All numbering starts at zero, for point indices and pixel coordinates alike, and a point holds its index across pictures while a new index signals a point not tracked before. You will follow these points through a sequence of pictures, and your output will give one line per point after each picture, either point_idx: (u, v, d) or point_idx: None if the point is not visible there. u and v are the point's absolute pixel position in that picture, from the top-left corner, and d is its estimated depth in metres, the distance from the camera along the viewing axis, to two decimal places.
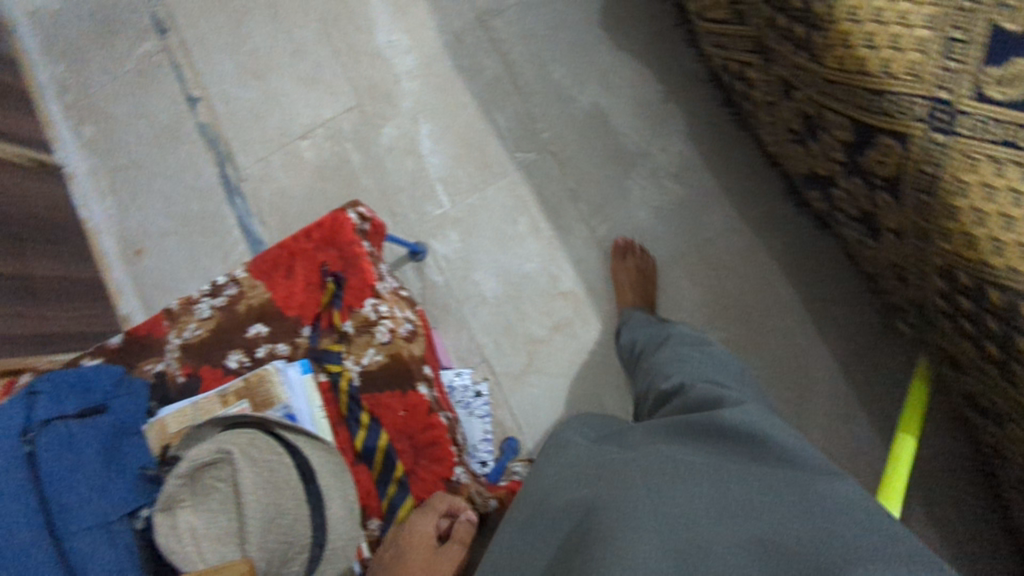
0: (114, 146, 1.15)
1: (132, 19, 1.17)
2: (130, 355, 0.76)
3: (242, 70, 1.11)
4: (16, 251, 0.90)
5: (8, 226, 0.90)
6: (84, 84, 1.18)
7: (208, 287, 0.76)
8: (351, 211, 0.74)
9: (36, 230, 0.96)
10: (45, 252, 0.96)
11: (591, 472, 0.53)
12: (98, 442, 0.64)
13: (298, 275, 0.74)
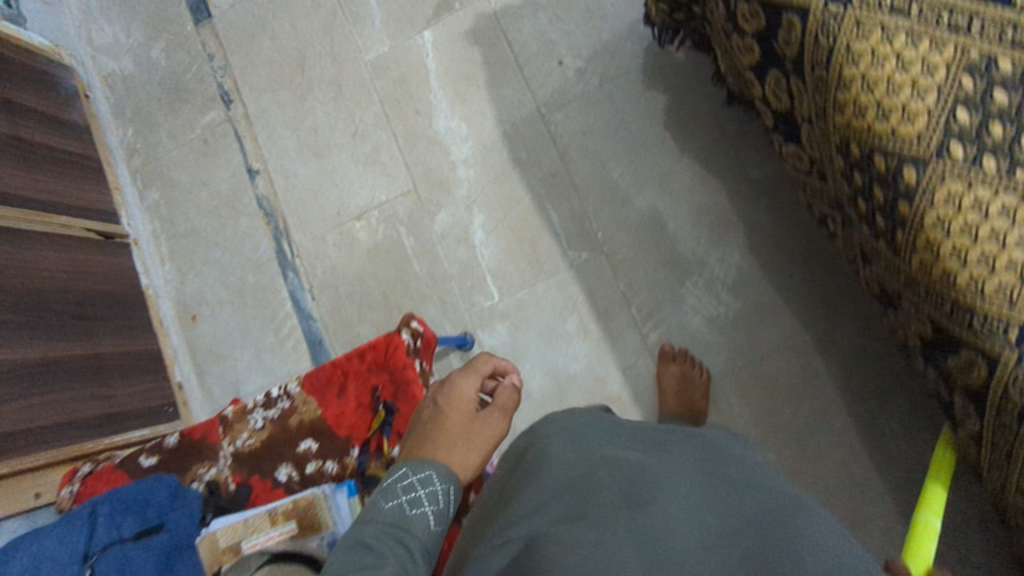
0: (176, 212, 1.18)
1: (199, 87, 1.19)
2: (185, 458, 0.78)
3: (303, 146, 1.13)
4: (85, 333, 0.94)
5: (76, 307, 0.94)
6: (150, 148, 1.20)
7: (262, 397, 0.79)
8: (404, 331, 0.74)
9: (104, 307, 1.00)
10: (112, 328, 1.00)
11: (582, 478, 0.52)
12: (155, 562, 0.65)
13: (350, 395, 0.75)
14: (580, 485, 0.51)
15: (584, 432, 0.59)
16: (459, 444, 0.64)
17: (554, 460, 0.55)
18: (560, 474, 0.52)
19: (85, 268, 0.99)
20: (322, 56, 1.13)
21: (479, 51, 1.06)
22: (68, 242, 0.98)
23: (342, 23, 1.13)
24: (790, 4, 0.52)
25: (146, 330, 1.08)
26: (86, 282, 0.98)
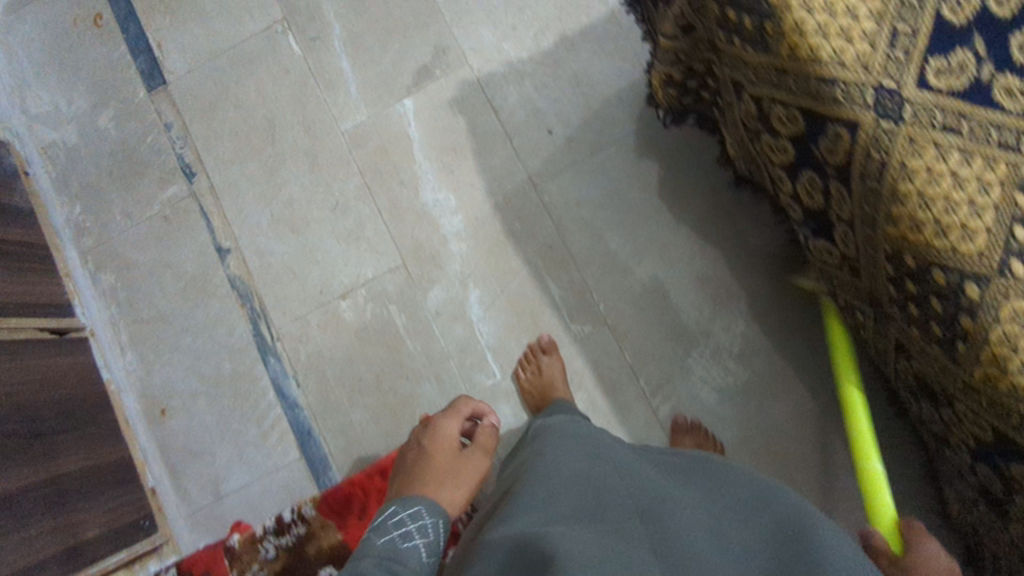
0: (136, 297, 1.08)
1: (157, 160, 1.10)
2: None
3: (278, 223, 1.05)
4: (47, 454, 0.84)
5: (32, 422, 0.84)
6: (102, 227, 1.10)
7: (272, 527, 0.96)
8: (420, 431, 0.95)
9: (65, 417, 0.90)
10: (74, 442, 0.90)
11: (593, 495, 0.57)
12: None
13: (367, 510, 0.93)
14: (591, 492, 0.57)
15: (593, 452, 0.64)
16: (444, 480, 0.85)
17: (565, 477, 0.59)
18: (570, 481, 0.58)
19: (40, 378, 0.89)
20: (293, 125, 1.06)
21: (464, 121, 1.02)
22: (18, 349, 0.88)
23: (314, 91, 1.06)
24: (837, 117, 0.52)
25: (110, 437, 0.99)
26: (44, 393, 0.88)
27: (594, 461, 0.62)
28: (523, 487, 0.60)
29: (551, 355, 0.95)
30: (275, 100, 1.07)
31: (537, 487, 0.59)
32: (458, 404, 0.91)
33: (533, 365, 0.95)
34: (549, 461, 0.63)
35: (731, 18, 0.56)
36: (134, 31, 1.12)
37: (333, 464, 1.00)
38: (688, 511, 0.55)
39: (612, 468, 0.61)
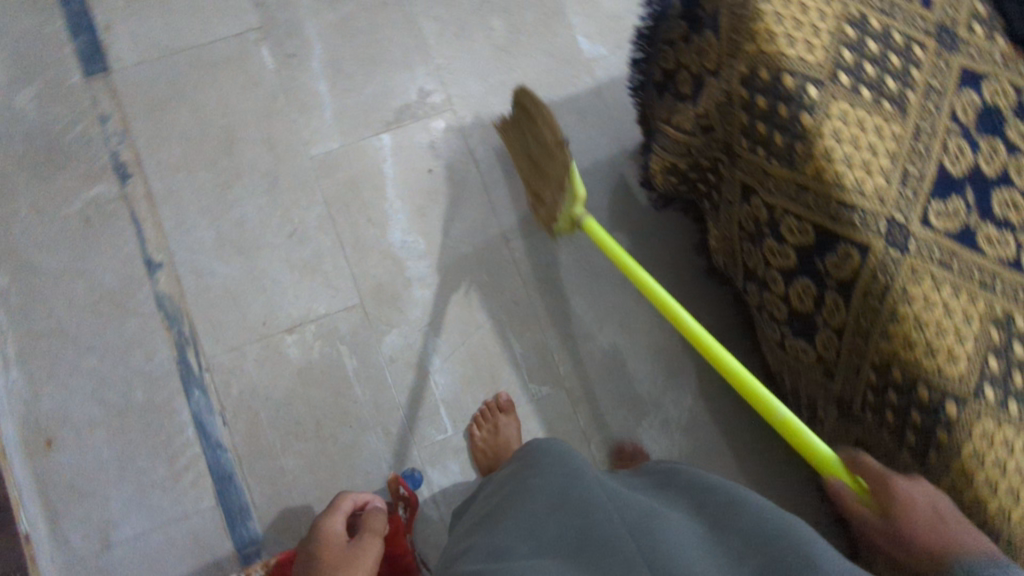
0: (33, 304, 0.93)
1: (84, 152, 0.97)
2: None
3: (223, 242, 0.96)
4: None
5: None
6: (1, 218, 0.94)
7: None
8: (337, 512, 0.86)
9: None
10: None
11: (568, 520, 0.52)
12: None
13: None
14: (566, 516, 0.53)
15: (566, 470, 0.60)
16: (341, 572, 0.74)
17: (537, 508, 0.55)
18: (542, 510, 0.54)
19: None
20: (255, 141, 0.99)
21: (442, 167, 1.01)
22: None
23: (283, 108, 1.00)
24: (850, 238, 0.57)
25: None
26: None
27: (569, 479, 0.58)
28: (507, 514, 0.56)
29: (507, 414, 0.92)
30: (238, 110, 0.99)
31: (519, 513, 0.55)
32: (336, 500, 0.82)
33: (489, 425, 0.92)
34: (519, 495, 0.58)
35: (760, 132, 0.61)
36: (77, 7, 1.00)
37: (254, 514, 0.90)
38: (674, 527, 0.52)
39: (590, 481, 0.58)
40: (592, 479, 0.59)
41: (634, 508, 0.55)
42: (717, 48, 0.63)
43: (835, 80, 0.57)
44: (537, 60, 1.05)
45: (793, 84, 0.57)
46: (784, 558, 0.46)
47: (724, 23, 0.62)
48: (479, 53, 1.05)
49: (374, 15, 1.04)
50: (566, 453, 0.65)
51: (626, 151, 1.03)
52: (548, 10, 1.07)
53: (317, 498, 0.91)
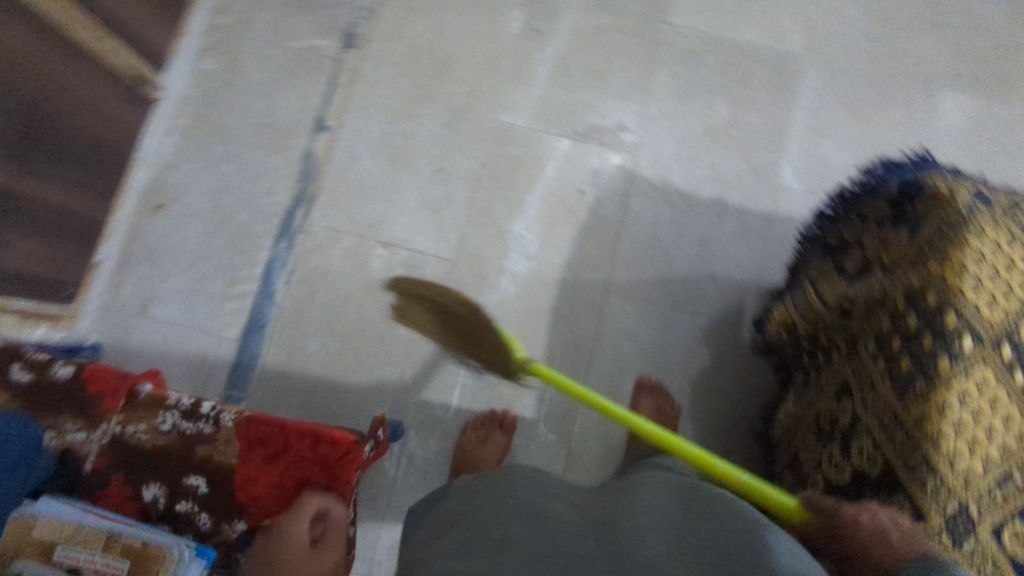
0: (219, 97, 1.02)
1: (332, 9, 1.06)
2: (65, 403, 0.67)
3: (383, 143, 1.02)
4: (19, 161, 0.75)
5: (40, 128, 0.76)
6: (241, 20, 1.05)
7: (187, 403, 0.67)
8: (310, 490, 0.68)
9: (66, 143, 0.81)
10: (55, 170, 0.81)
11: (540, 527, 0.55)
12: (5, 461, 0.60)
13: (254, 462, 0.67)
14: (528, 530, 0.55)
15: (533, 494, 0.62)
16: None
17: (511, 512, 0.58)
18: (518, 514, 0.58)
19: (66, 94, 0.80)
20: (462, 81, 1.04)
21: (593, 196, 1.02)
22: (71, 55, 0.79)
23: (500, 70, 1.05)
24: (914, 498, 0.53)
25: (98, 194, 0.91)
26: (50, 101, 0.78)
27: (530, 500, 0.60)
28: (489, 508, 0.60)
29: (504, 434, 0.92)
30: (465, 50, 1.05)
31: (495, 514, 0.59)
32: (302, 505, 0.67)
33: (482, 433, 0.92)
34: (504, 495, 0.62)
35: (893, 348, 0.58)
36: None
37: (258, 366, 0.94)
38: (640, 518, 0.54)
39: (560, 506, 0.61)
40: (562, 500, 0.62)
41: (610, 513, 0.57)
42: (901, 249, 0.60)
43: (996, 349, 0.54)
44: (736, 160, 1.03)
45: (954, 326, 0.54)
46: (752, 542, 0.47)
47: (924, 230, 0.59)
48: (691, 124, 1.04)
49: (624, 41, 1.07)
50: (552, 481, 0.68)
51: (763, 285, 0.99)
52: (776, 124, 1.05)
53: (312, 390, 0.94)
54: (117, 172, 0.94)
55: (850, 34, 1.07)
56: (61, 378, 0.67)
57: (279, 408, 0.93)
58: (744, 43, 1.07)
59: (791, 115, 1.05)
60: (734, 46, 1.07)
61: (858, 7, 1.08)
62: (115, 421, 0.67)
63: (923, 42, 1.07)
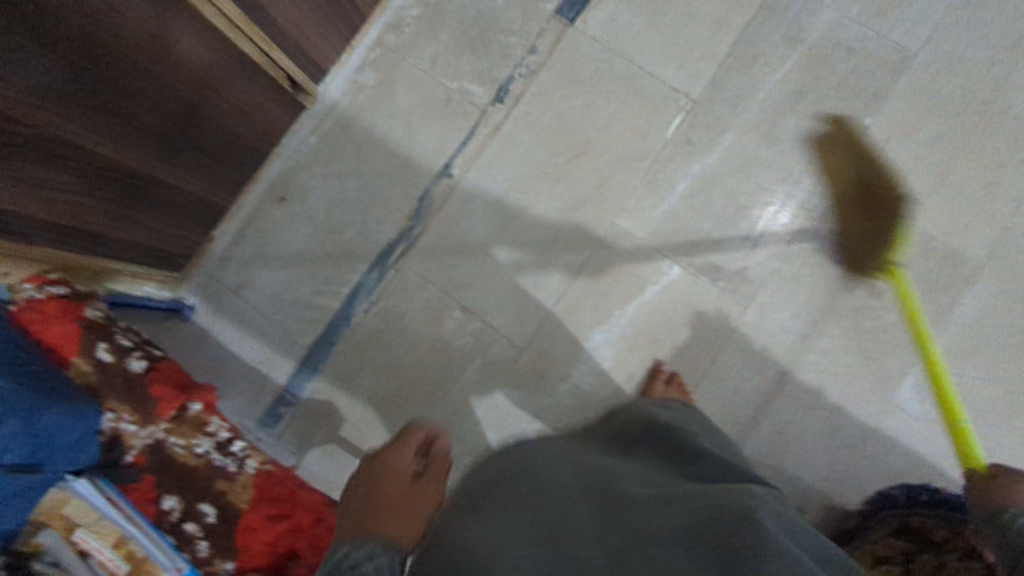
0: (365, 114, 1.04)
1: (496, 58, 1.04)
2: (131, 391, 0.74)
3: (498, 208, 1.01)
4: (165, 152, 0.79)
5: (190, 127, 0.80)
6: (409, 45, 1.05)
7: (221, 438, 0.79)
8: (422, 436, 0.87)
9: (208, 134, 0.84)
10: (198, 161, 0.86)
11: (530, 488, 0.61)
12: (18, 448, 0.61)
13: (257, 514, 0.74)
14: (522, 489, 0.61)
15: (541, 452, 0.71)
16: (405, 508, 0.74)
17: (527, 474, 0.64)
18: (519, 475, 0.64)
19: (204, 80, 0.78)
20: (595, 170, 1.00)
21: (685, 335, 0.96)
22: (217, 49, 0.77)
23: (639, 171, 0.99)
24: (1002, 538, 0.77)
25: (222, 166, 0.92)
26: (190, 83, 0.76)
27: (533, 460, 0.68)
28: (516, 465, 0.68)
29: None
30: (611, 138, 1.00)
31: (516, 471, 0.66)
32: (412, 433, 0.87)
33: None
34: (531, 457, 0.69)
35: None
36: None
37: (314, 381, 0.99)
38: (638, 499, 0.58)
39: (558, 465, 0.66)
40: (555, 460, 0.67)
41: (605, 479, 0.62)
42: None
43: None
44: (852, 354, 0.93)
45: None
46: (734, 541, 0.50)
47: None
48: (818, 297, 0.95)
49: (780, 182, 0.97)
50: (566, 449, 0.74)
51: (831, 498, 0.91)
52: (914, 332, 0.93)
53: (351, 422, 0.97)
54: (250, 147, 0.95)
55: None
56: (137, 373, 0.77)
57: (319, 427, 0.98)
58: (914, 229, 0.94)
59: (938, 325, 0.92)
60: None
61: None
62: (161, 426, 0.75)
63: None
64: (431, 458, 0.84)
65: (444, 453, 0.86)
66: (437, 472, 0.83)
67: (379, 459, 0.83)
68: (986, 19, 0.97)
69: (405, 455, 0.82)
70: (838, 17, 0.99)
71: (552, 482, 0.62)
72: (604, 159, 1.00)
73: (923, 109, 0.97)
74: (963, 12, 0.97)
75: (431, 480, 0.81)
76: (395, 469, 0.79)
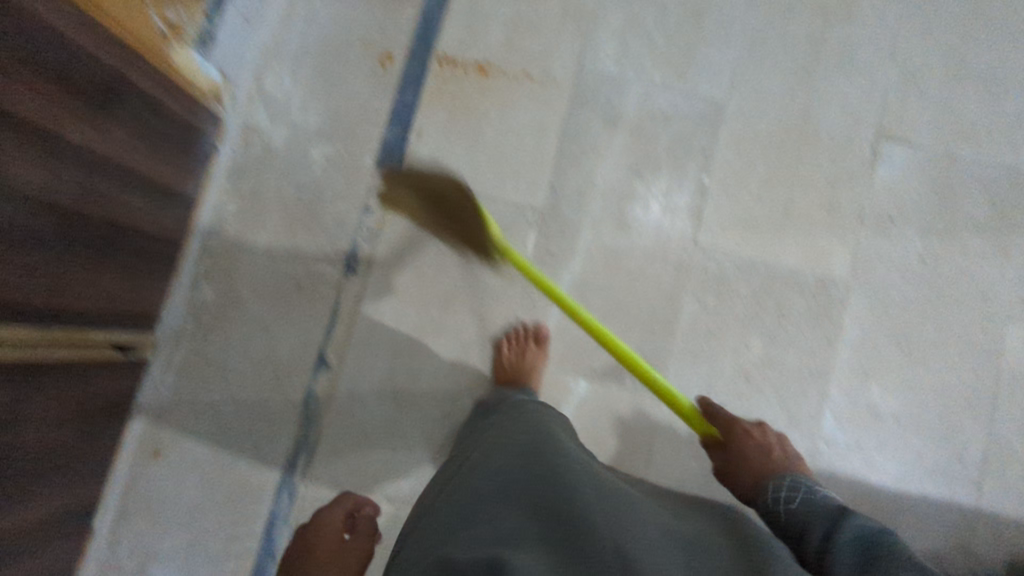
0: (218, 332, 0.96)
1: (333, 229, 0.98)
2: None
3: (389, 382, 0.96)
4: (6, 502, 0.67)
5: (27, 461, 0.69)
6: (239, 244, 0.97)
7: None
8: (345, 505, 0.82)
9: (48, 454, 0.73)
10: (47, 484, 0.75)
11: (523, 459, 0.59)
12: None
13: None
14: (524, 461, 0.59)
15: (547, 419, 0.71)
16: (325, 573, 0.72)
17: (528, 445, 0.63)
18: (519, 446, 0.62)
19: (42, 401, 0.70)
20: (471, 311, 0.98)
21: (613, 443, 0.95)
22: (38, 371, 0.69)
23: (514, 298, 0.98)
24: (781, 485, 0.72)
25: (86, 444, 0.82)
26: (12, 394, 0.66)
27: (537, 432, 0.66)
28: (520, 433, 0.66)
29: None
30: (477, 274, 0.99)
31: (519, 440, 0.64)
32: (331, 508, 0.81)
33: None
34: (536, 428, 0.67)
35: None
36: (407, 102, 1.01)
37: None
38: (631, 508, 0.54)
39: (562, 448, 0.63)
40: (557, 442, 0.65)
41: (600, 480, 0.59)
42: None
43: None
44: (765, 406, 0.96)
45: None
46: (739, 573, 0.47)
47: None
48: (721, 364, 0.97)
49: (648, 264, 0.99)
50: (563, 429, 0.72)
51: None
52: (814, 364, 0.97)
53: None
54: (96, 390, 0.81)
55: (900, 258, 0.99)
56: None
57: None
58: (779, 269, 0.99)
59: (832, 353, 0.97)
60: (768, 272, 0.99)
61: (907, 229, 1.00)
62: None
63: (980, 265, 0.99)
64: (359, 526, 0.79)
65: (372, 518, 0.81)
66: (366, 534, 0.79)
67: (317, 520, 0.80)
68: (773, 51, 1.02)
69: (330, 518, 0.80)
70: (644, 88, 1.01)
71: (551, 456, 0.60)
72: (477, 298, 0.98)
73: (749, 152, 1.00)
74: (751, 52, 1.02)
75: (364, 539, 0.78)
76: (325, 530, 0.78)
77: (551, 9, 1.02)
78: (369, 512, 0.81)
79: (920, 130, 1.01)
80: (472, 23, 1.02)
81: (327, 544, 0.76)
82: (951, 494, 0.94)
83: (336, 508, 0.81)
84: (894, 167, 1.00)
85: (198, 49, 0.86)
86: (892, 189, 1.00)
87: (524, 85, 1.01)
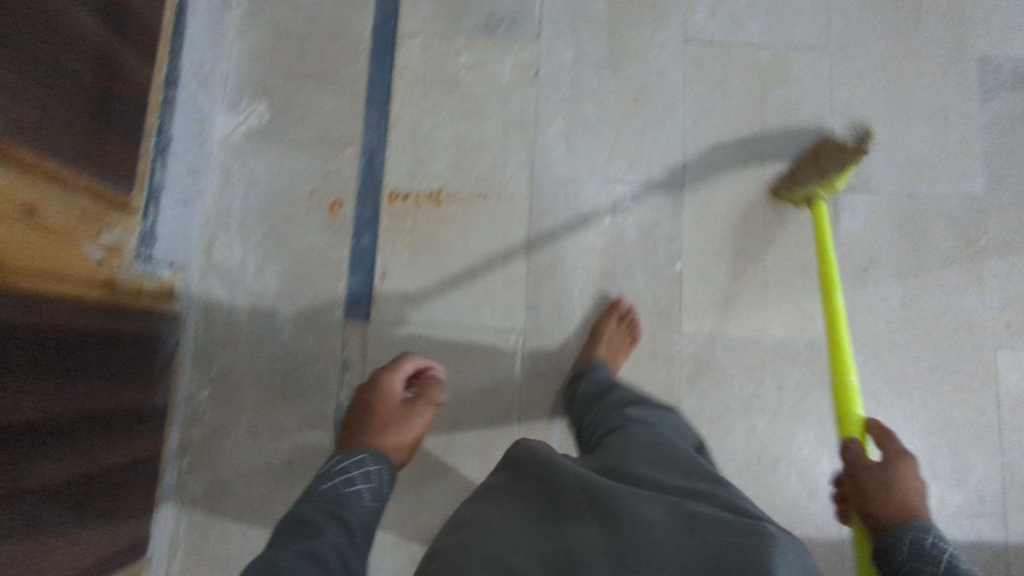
0: (214, 529, 0.91)
1: (315, 393, 0.94)
2: None
3: (403, 540, 0.93)
4: None
5: None
6: (219, 430, 0.92)
7: None
8: (413, 361, 0.85)
9: None
10: None
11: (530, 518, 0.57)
12: None
13: None
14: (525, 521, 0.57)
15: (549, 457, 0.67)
16: (389, 428, 0.75)
17: (524, 504, 0.60)
18: (522, 506, 0.60)
19: None
20: (473, 448, 0.96)
21: None
22: None
23: (513, 425, 0.96)
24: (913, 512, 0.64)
25: None
26: None
27: (536, 475, 0.64)
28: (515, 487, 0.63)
29: None
30: (470, 408, 0.96)
31: (513, 497, 0.62)
32: (404, 360, 0.85)
33: None
34: (536, 468, 0.65)
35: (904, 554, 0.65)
36: (366, 246, 0.98)
37: None
38: (646, 534, 0.54)
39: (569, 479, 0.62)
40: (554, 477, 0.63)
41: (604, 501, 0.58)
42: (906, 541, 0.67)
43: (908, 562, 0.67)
44: (783, 482, 0.95)
45: None
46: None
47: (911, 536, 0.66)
48: (731, 450, 0.96)
49: (639, 363, 0.98)
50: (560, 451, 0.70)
51: None
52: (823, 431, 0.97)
53: None
54: None
55: (882, 306, 0.99)
56: None
57: None
58: (769, 341, 0.98)
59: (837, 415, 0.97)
60: (759, 347, 0.98)
61: (883, 275, 1.00)
62: None
63: (961, 297, 1.00)
64: (426, 388, 0.84)
65: (438, 385, 0.85)
66: (434, 396, 0.83)
67: (377, 377, 0.82)
68: (717, 125, 1.02)
69: (394, 379, 0.82)
70: (600, 186, 1.00)
71: (564, 507, 0.59)
72: (476, 433, 0.96)
73: (716, 229, 1.00)
74: (696, 129, 1.02)
75: (426, 403, 0.81)
76: (387, 390, 0.80)
77: (490, 124, 1.01)
78: (433, 374, 0.86)
79: (874, 176, 1.02)
80: (415, 153, 1.00)
81: (392, 408, 0.78)
82: (981, 532, 0.95)
83: (397, 367, 0.83)
84: (857, 217, 1.01)
85: (141, 259, 0.83)
86: (860, 239, 1.01)
87: (480, 206, 1.00)
